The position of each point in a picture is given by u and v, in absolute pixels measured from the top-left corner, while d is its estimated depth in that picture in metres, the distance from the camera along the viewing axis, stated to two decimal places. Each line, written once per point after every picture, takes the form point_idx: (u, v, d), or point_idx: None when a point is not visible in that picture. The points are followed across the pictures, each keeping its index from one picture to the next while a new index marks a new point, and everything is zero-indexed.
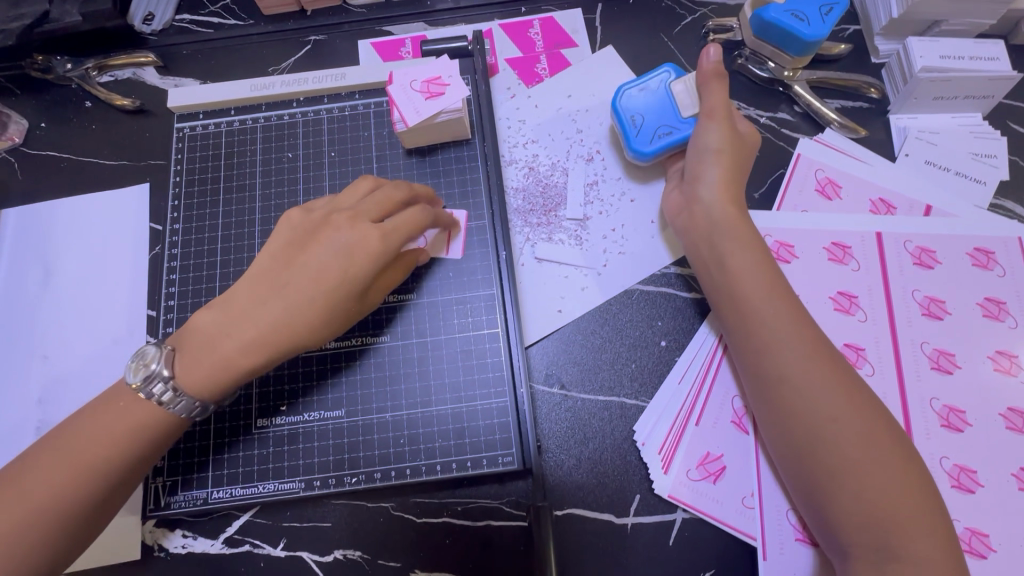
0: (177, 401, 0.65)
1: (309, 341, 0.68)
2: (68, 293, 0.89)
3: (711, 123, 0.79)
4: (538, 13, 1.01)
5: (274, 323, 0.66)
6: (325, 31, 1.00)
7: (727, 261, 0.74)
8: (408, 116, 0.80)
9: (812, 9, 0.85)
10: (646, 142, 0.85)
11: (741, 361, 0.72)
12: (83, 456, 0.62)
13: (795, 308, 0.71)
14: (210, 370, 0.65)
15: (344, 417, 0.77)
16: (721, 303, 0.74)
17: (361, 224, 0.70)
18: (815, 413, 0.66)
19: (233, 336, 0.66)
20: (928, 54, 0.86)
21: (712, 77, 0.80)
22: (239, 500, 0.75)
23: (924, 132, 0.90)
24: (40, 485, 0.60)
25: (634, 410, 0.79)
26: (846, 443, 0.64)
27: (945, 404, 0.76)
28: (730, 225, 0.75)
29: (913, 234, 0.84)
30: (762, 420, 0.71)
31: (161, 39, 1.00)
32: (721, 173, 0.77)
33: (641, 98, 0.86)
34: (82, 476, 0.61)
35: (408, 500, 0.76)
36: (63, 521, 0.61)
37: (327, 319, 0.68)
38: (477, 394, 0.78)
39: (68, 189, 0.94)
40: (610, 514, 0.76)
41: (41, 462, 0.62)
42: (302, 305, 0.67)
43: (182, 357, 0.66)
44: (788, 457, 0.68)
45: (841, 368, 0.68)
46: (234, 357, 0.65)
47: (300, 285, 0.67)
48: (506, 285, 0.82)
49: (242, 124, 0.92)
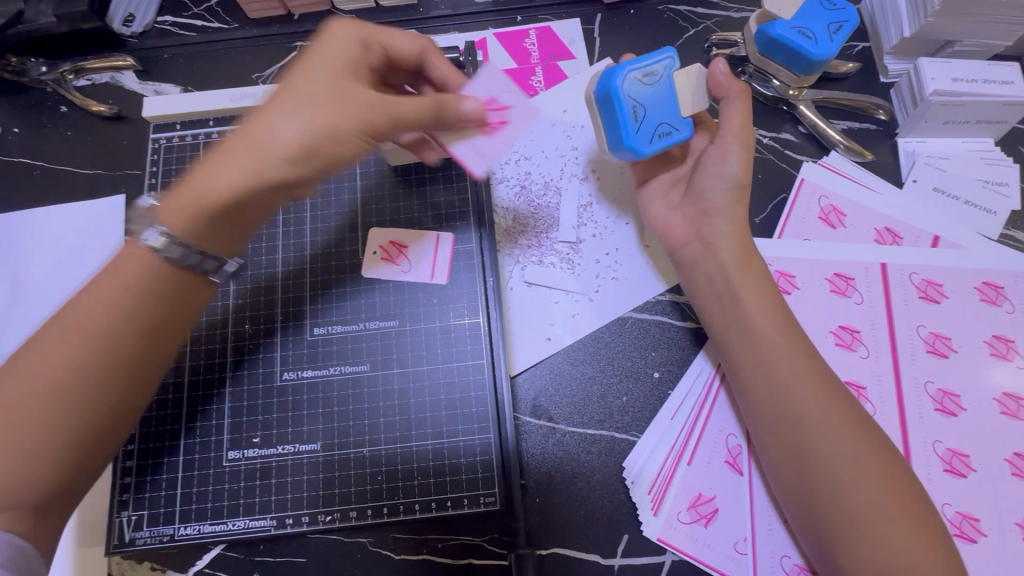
0: (172, 247, 0.56)
1: (304, 151, 0.56)
2: (38, 308, 0.85)
3: (737, 147, 0.73)
4: (535, 23, 0.97)
5: (263, 132, 0.56)
6: (312, 38, 0.96)
7: (741, 295, 0.71)
8: (475, 164, 0.69)
9: (820, 26, 0.81)
10: (646, 142, 0.70)
11: (751, 403, 0.68)
12: (66, 349, 0.54)
13: (809, 350, 0.68)
14: (192, 196, 0.56)
15: (320, 451, 0.74)
16: (733, 340, 0.70)
17: (357, 34, 0.65)
18: (832, 456, 0.62)
19: (221, 158, 0.56)
20: (940, 76, 0.82)
21: (737, 93, 0.73)
22: (208, 537, 0.71)
23: (933, 157, 0.86)
24: (43, 360, 0.54)
25: (624, 445, 0.76)
26: (864, 489, 0.61)
27: (948, 448, 0.73)
28: (743, 262, 0.72)
29: (919, 266, 0.80)
30: (770, 459, 0.67)
31: (142, 41, 0.96)
32: (738, 212, 0.75)
33: (644, 83, 0.69)
34: (65, 371, 0.54)
35: (386, 536, 0.73)
36: (63, 390, 0.54)
37: (325, 115, 0.56)
38: (459, 429, 0.75)
39: (42, 199, 0.90)
40: (598, 554, 0.72)
41: (45, 337, 0.55)
42: (305, 107, 0.57)
43: (173, 197, 0.57)
44: (800, 503, 0.64)
45: (857, 411, 0.65)
46: (216, 176, 0.55)
47: (295, 81, 0.59)
48: (492, 313, 0.79)
49: (222, 135, 0.89)
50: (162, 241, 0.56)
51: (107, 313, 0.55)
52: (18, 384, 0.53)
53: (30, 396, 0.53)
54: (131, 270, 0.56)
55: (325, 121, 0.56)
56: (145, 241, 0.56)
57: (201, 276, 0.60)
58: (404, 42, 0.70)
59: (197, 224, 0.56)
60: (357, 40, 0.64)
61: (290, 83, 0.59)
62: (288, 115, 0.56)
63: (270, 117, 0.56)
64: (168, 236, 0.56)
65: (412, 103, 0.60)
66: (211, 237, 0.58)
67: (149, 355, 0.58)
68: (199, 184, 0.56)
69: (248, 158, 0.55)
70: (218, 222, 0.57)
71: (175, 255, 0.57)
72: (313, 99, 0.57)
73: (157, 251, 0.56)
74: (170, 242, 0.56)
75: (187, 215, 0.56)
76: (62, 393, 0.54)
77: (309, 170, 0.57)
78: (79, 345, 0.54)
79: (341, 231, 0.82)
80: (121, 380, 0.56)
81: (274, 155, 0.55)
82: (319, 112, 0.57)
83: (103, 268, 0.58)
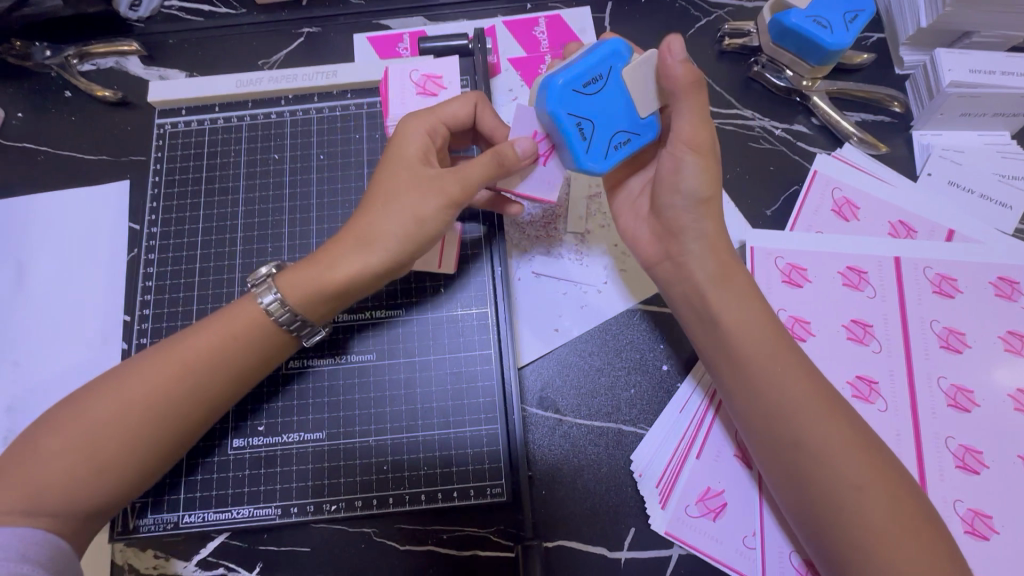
0: (283, 311, 0.64)
1: (397, 242, 0.64)
2: (41, 294, 0.84)
3: (691, 157, 0.64)
4: (544, 11, 0.95)
5: (365, 220, 0.65)
6: (319, 24, 0.95)
7: (720, 316, 0.66)
8: (546, 194, 0.70)
9: (836, 15, 0.80)
10: (602, 156, 0.65)
11: (748, 430, 0.64)
12: (161, 380, 0.62)
13: (807, 370, 0.63)
14: (308, 278, 0.64)
15: (324, 440, 0.73)
16: (722, 365, 0.66)
17: (433, 117, 0.70)
18: (838, 484, 0.58)
19: (334, 250, 0.65)
20: (957, 67, 0.80)
21: (685, 89, 0.61)
22: (212, 525, 0.71)
23: (948, 150, 0.85)
24: (138, 387, 0.61)
25: (632, 438, 0.75)
26: (874, 516, 0.57)
27: (961, 443, 0.72)
28: (723, 276, 0.67)
29: (933, 260, 0.79)
30: (773, 485, 0.63)
31: (148, 26, 0.95)
32: (706, 226, 0.67)
33: (584, 95, 0.62)
34: (157, 398, 0.61)
35: (391, 526, 0.72)
36: (155, 416, 0.61)
37: (413, 208, 0.64)
38: (466, 420, 0.74)
39: (44, 183, 0.90)
40: (604, 547, 0.72)
41: (144, 366, 0.62)
42: (395, 197, 0.64)
43: (286, 276, 0.66)
44: (807, 529, 0.60)
45: (862, 431, 0.61)
46: (334, 263, 0.64)
47: (388, 173, 0.67)
48: (500, 303, 0.78)
49: (228, 122, 0.88)
50: (276, 305, 0.64)
51: (207, 354, 0.63)
52: (117, 405, 0.60)
53: (125, 418, 0.60)
54: (241, 321, 0.65)
55: (415, 205, 0.64)
56: (260, 303, 0.65)
57: (294, 337, 0.67)
58: (460, 107, 0.71)
59: (309, 301, 0.65)
60: (429, 122, 0.69)
61: (383, 173, 0.67)
62: (384, 201, 0.65)
63: (371, 209, 0.65)
64: (282, 303, 0.64)
65: (479, 164, 0.64)
66: (317, 311, 0.66)
67: (237, 394, 0.66)
68: (313, 266, 0.65)
69: (353, 245, 0.64)
70: (326, 299, 0.65)
71: (283, 318, 0.65)
72: (400, 190, 0.65)
73: (271, 313, 0.64)
74: (283, 309, 0.64)
75: (299, 293, 0.64)
76: (154, 418, 0.61)
77: (405, 248, 0.64)
78: (179, 379, 0.62)
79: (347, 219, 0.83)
80: (203, 410, 0.63)
81: (376, 243, 0.64)
82: (410, 198, 0.64)
83: (213, 314, 0.67)
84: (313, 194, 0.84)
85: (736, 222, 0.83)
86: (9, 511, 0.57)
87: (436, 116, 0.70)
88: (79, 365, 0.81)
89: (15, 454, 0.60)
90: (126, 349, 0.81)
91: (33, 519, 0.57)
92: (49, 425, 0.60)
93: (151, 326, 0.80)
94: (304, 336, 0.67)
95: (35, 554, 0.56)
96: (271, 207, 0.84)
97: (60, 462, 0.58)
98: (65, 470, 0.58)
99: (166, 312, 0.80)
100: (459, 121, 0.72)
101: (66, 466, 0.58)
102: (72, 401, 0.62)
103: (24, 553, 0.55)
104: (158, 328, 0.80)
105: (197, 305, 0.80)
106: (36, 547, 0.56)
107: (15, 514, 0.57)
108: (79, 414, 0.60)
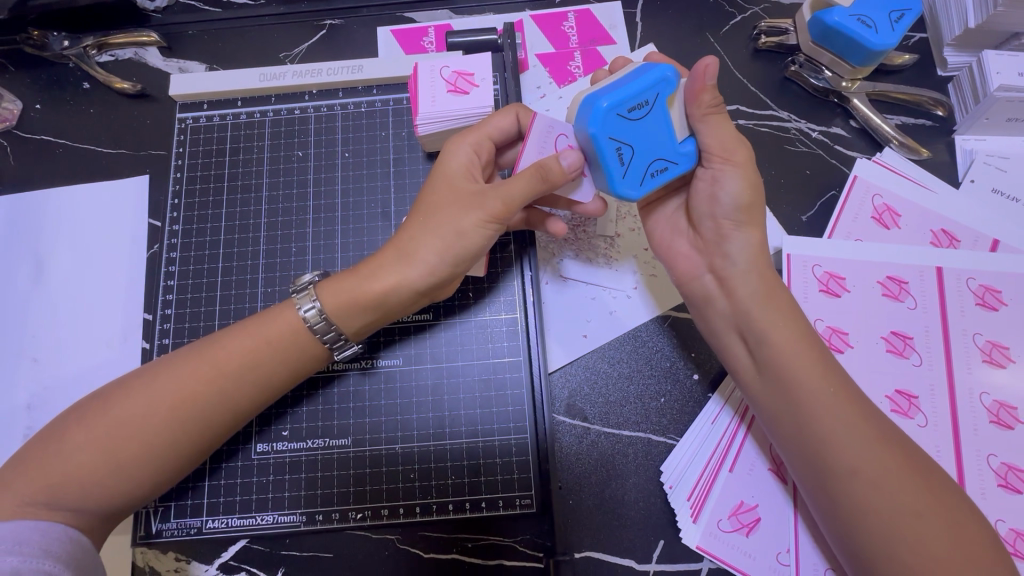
0: (323, 326, 0.64)
1: (429, 263, 0.64)
2: (59, 291, 0.83)
3: (730, 169, 0.64)
4: (573, 5, 0.92)
5: (404, 236, 0.66)
6: (342, 16, 0.92)
7: (767, 339, 0.63)
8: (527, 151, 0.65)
9: (882, 14, 0.77)
10: (638, 184, 0.63)
11: (792, 453, 0.63)
12: (194, 381, 0.61)
13: (854, 389, 0.62)
14: (347, 289, 0.65)
15: (351, 446, 0.72)
16: (765, 386, 0.64)
17: (479, 135, 0.69)
18: (892, 508, 0.56)
19: (380, 265, 0.65)
20: (1005, 71, 0.78)
21: (708, 112, 0.62)
22: (236, 532, 0.70)
23: (992, 157, 0.82)
24: (170, 386, 0.61)
25: (661, 449, 0.73)
26: (931, 541, 0.55)
27: (1004, 462, 0.70)
28: (766, 295, 0.65)
29: (977, 271, 0.76)
30: (820, 512, 0.61)
31: (166, 17, 0.92)
32: (755, 235, 0.66)
33: (626, 119, 0.60)
34: (185, 400, 0.61)
35: (415, 533, 0.71)
36: (182, 417, 0.60)
37: (450, 231, 0.64)
38: (495, 428, 0.73)
39: (64, 177, 0.88)
40: (632, 559, 0.71)
41: (178, 366, 0.62)
42: (435, 218, 0.65)
43: (326, 287, 0.66)
44: (856, 557, 0.58)
45: (911, 452, 0.59)
46: (376, 279, 0.64)
47: (432, 193, 0.67)
48: (529, 309, 0.76)
49: (250, 117, 0.86)
50: (313, 313, 0.64)
51: (244, 359, 0.63)
52: (147, 404, 0.60)
53: (152, 418, 0.60)
54: (277, 328, 0.64)
55: (455, 220, 0.64)
56: (298, 308, 0.65)
57: (327, 350, 0.66)
58: (502, 120, 0.69)
59: (348, 313, 0.65)
60: (475, 138, 0.68)
61: (428, 193, 0.67)
62: (424, 218, 0.65)
63: (412, 226, 0.66)
64: (319, 312, 0.64)
65: (520, 182, 0.62)
66: (352, 324, 0.66)
67: (260, 407, 0.65)
68: (353, 277, 0.65)
69: (393, 259, 0.65)
70: (363, 312, 0.65)
71: (319, 327, 0.64)
72: (441, 212, 0.65)
73: (307, 321, 0.64)
74: (321, 320, 0.64)
75: (337, 304, 0.64)
76: (181, 420, 0.60)
77: (443, 265, 0.65)
78: (212, 383, 0.62)
79: (373, 219, 0.81)
80: (227, 420, 0.63)
81: (414, 260, 0.64)
82: (452, 215, 0.64)
83: (254, 315, 0.67)
84: (337, 192, 0.82)
85: (772, 227, 0.81)
86: (29, 503, 0.56)
87: (482, 134, 0.69)
88: (100, 362, 0.80)
89: (38, 449, 0.59)
90: (147, 348, 0.79)
91: (57, 514, 0.57)
92: (78, 418, 0.60)
93: (173, 327, 0.78)
94: (336, 350, 0.67)
95: (58, 548, 0.55)
96: (294, 206, 0.82)
97: (81, 458, 0.58)
98: (87, 463, 0.58)
99: (188, 313, 0.79)
100: (505, 135, 0.70)
101: (87, 462, 0.58)
102: (101, 395, 0.62)
103: (46, 549, 0.55)
104: (181, 328, 0.78)
105: (220, 305, 0.79)
106: (58, 542, 0.56)
107: (37, 507, 0.56)
108: (108, 409, 0.60)
